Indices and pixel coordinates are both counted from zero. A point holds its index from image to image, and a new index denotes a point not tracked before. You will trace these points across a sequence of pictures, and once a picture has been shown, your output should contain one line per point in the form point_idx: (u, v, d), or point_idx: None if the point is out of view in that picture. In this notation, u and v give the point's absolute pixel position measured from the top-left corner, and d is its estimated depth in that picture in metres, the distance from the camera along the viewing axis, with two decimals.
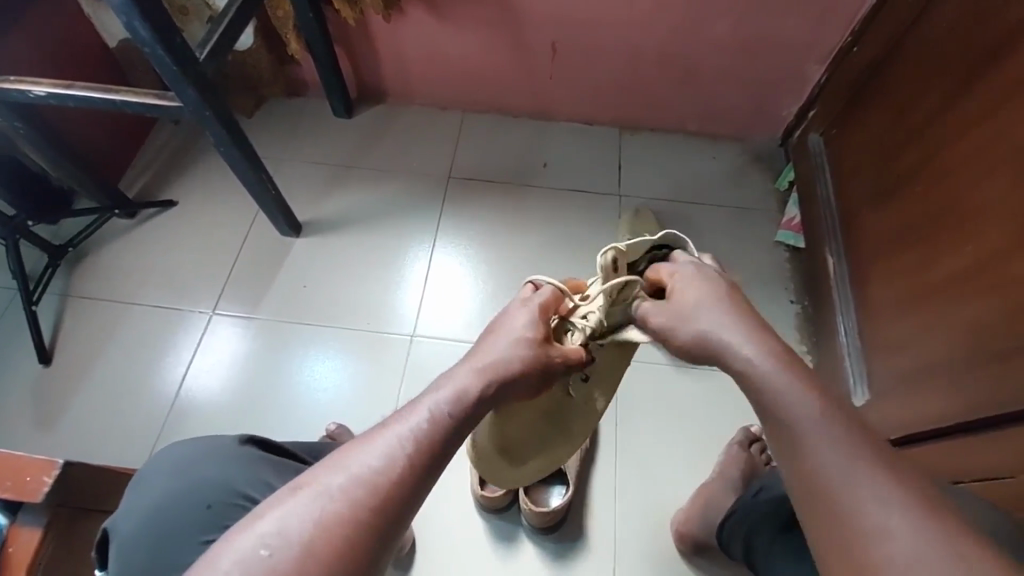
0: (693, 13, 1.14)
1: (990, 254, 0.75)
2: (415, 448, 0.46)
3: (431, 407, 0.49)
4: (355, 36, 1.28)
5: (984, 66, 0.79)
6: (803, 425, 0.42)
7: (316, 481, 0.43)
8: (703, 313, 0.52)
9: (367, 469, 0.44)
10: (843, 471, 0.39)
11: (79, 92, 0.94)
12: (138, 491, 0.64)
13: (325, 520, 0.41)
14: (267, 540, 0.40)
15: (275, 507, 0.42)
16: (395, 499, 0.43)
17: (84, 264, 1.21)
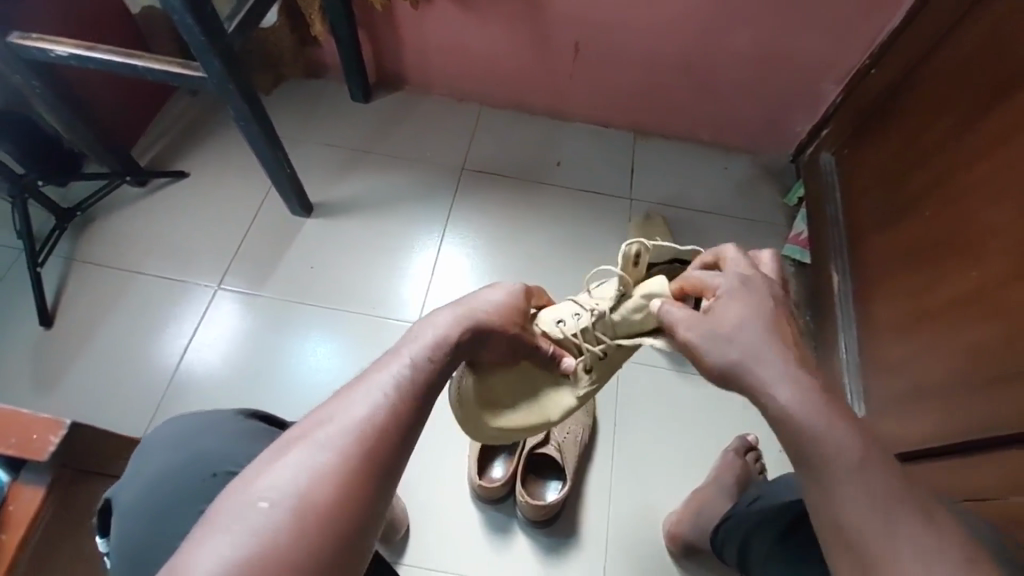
0: (717, 23, 1.16)
1: (994, 282, 0.77)
2: (396, 395, 0.49)
3: (408, 359, 0.52)
4: (379, 22, 1.29)
5: (998, 95, 0.81)
6: (834, 463, 0.47)
7: (306, 435, 0.45)
8: (737, 328, 0.54)
9: (354, 418, 0.46)
10: (865, 506, 0.46)
11: (101, 55, 0.93)
12: (142, 460, 0.65)
13: (320, 469, 0.43)
14: (268, 495, 0.42)
15: (269, 464, 0.44)
16: (385, 443, 0.46)
17: (91, 229, 1.21)
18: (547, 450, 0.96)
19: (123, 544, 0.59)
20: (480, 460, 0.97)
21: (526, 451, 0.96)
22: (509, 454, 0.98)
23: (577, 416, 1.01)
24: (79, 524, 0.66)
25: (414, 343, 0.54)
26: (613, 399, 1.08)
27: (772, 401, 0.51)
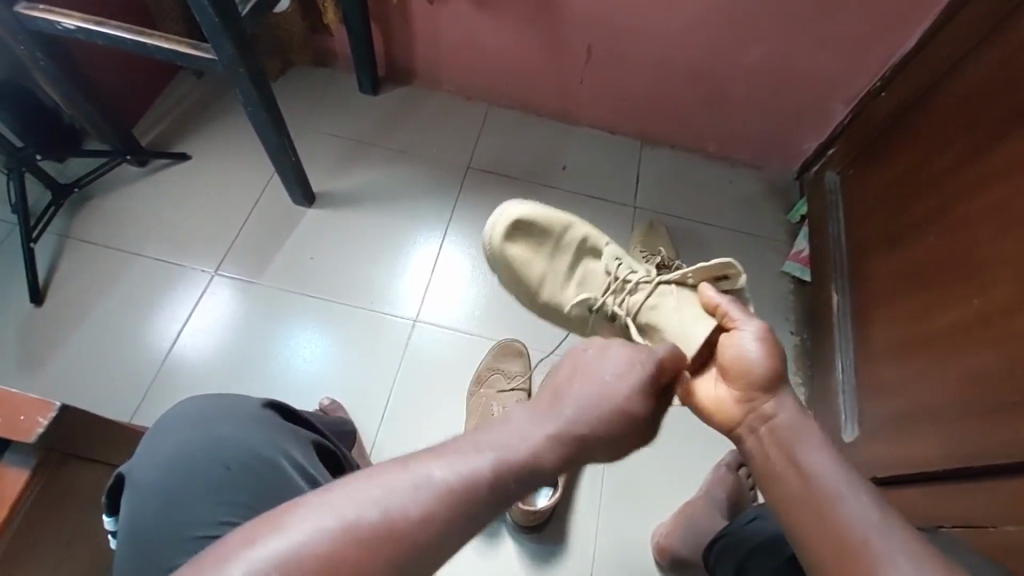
0: (732, 37, 1.16)
1: (996, 309, 0.77)
2: (456, 496, 0.42)
3: (487, 457, 0.44)
4: (393, 15, 1.28)
5: (1005, 127, 0.81)
6: (832, 492, 0.53)
7: (345, 505, 0.40)
8: (751, 348, 0.65)
9: (400, 505, 0.40)
10: (864, 522, 0.50)
11: (109, 31, 0.91)
12: (153, 442, 0.64)
13: (339, 556, 0.37)
14: (274, 560, 0.36)
15: (295, 521, 0.38)
16: (413, 549, 0.39)
17: (88, 207, 1.19)
18: None
19: (131, 526, 0.59)
20: None
21: None
22: None
23: None
24: (65, 510, 0.64)
25: (504, 436, 0.46)
26: None
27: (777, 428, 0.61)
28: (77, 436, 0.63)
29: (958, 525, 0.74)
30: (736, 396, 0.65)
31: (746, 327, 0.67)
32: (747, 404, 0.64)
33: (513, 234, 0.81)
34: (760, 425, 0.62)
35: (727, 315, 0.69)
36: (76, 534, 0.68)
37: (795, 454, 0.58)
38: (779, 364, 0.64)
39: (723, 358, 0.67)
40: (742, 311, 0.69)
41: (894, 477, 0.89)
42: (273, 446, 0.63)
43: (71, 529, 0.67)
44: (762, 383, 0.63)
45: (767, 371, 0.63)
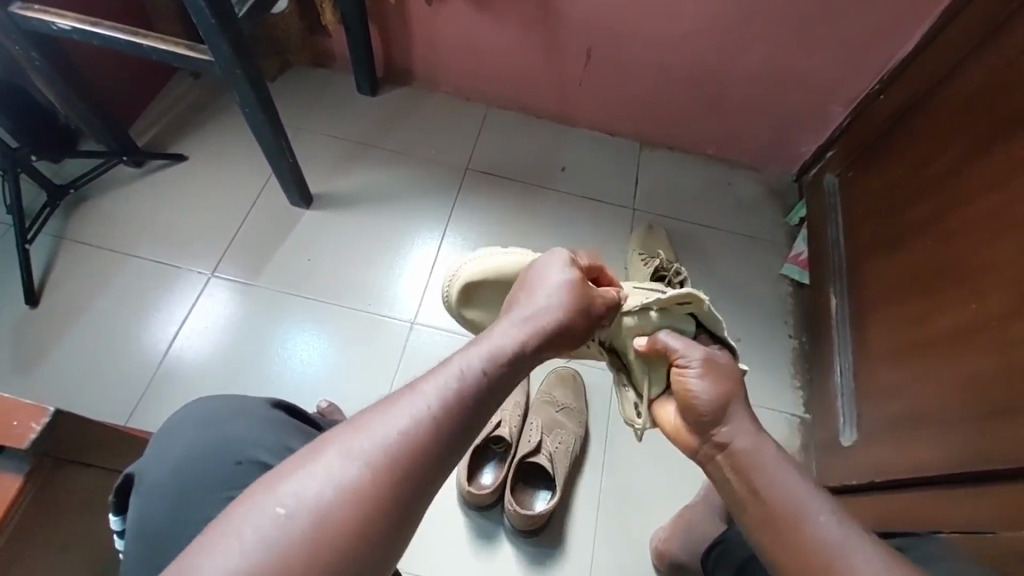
0: (730, 40, 1.15)
1: (994, 314, 0.77)
2: (444, 408, 0.46)
3: (465, 367, 0.49)
4: (391, 17, 1.27)
5: (1003, 132, 0.81)
6: (799, 511, 0.53)
7: (342, 440, 0.43)
8: (700, 385, 0.64)
9: (394, 430, 0.44)
10: (834, 539, 0.50)
11: (105, 31, 0.91)
12: (164, 442, 0.64)
13: (348, 485, 0.41)
14: (287, 501, 0.40)
15: (299, 465, 0.42)
16: (418, 466, 0.43)
17: (84, 207, 1.18)
18: (539, 460, 0.95)
19: (141, 524, 0.58)
20: (471, 465, 0.96)
21: (517, 459, 0.95)
22: (500, 461, 0.97)
23: (570, 427, 1.01)
24: (60, 515, 0.64)
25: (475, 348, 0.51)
26: (606, 409, 1.07)
27: (736, 453, 0.60)
28: (72, 441, 0.62)
29: (954, 531, 0.72)
30: (689, 427, 0.65)
31: (689, 362, 0.66)
32: (701, 435, 0.64)
33: (467, 297, 0.80)
34: (715, 453, 0.62)
35: (669, 351, 0.67)
36: (71, 539, 0.68)
37: (755, 481, 0.58)
38: (725, 393, 0.63)
39: (677, 395, 0.66)
40: (683, 343, 0.67)
41: (890, 480, 0.88)
42: (283, 446, 0.63)
43: (66, 534, 0.66)
44: (709, 416, 0.63)
45: (714, 405, 0.63)
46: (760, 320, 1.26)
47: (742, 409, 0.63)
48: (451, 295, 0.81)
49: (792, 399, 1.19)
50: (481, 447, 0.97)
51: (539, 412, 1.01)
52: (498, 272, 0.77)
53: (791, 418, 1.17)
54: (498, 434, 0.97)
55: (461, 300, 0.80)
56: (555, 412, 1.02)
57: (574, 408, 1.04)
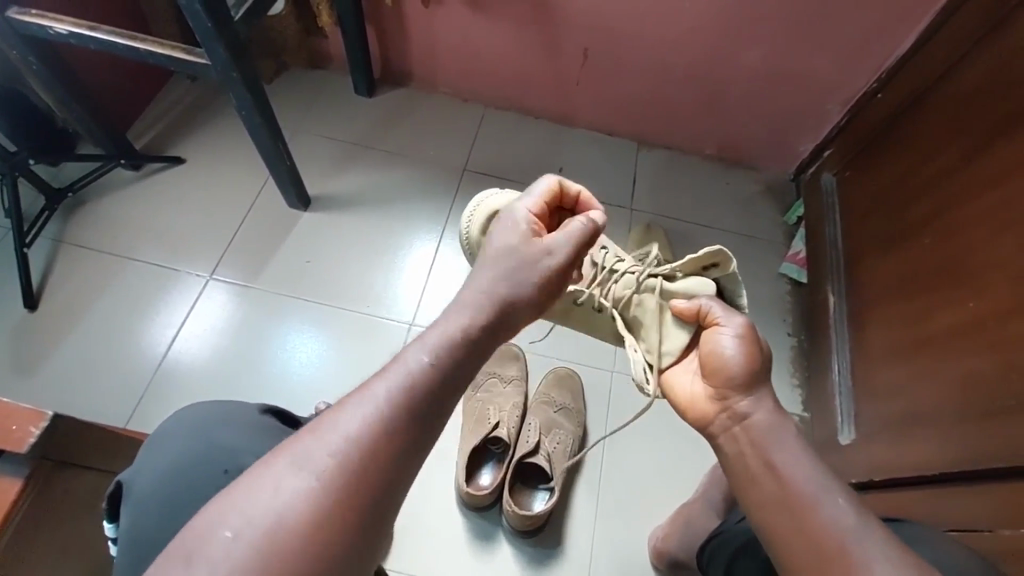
0: (728, 39, 1.15)
1: (991, 311, 0.77)
2: (394, 407, 0.46)
3: (413, 363, 0.49)
4: (388, 18, 1.27)
5: (1000, 131, 0.81)
6: (811, 496, 0.54)
7: (291, 452, 0.43)
8: (731, 349, 0.65)
9: (343, 436, 0.44)
10: (845, 526, 0.51)
11: (103, 35, 0.91)
12: (154, 452, 0.64)
13: (301, 496, 0.41)
14: (239, 521, 0.40)
15: (250, 481, 0.42)
16: (376, 467, 0.44)
17: (83, 211, 1.18)
18: (537, 460, 0.96)
19: (134, 532, 0.58)
20: (469, 466, 0.96)
21: (515, 459, 0.96)
22: (499, 461, 0.98)
23: (568, 426, 1.02)
24: (59, 519, 0.64)
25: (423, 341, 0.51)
26: (606, 408, 1.08)
27: (753, 433, 0.61)
28: (69, 444, 0.62)
29: (955, 529, 0.72)
30: (710, 393, 0.66)
31: (728, 323, 0.67)
32: (721, 402, 0.64)
33: (494, 224, 0.80)
34: (731, 424, 0.63)
35: (709, 312, 0.69)
36: (70, 544, 0.68)
37: (769, 455, 0.58)
38: (755, 363, 0.63)
39: (706, 352, 0.67)
40: (723, 307, 0.68)
41: (891, 479, 0.88)
42: (272, 452, 0.63)
43: (66, 538, 0.66)
44: (736, 383, 0.63)
45: (741, 371, 0.63)
46: (758, 319, 1.26)
47: (766, 386, 0.63)
48: (477, 223, 0.80)
49: (790, 397, 1.19)
50: (480, 446, 0.98)
51: (538, 412, 1.01)
52: None
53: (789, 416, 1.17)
54: (496, 435, 0.97)
55: (487, 225, 0.80)
56: (554, 412, 1.02)
57: (573, 408, 1.04)
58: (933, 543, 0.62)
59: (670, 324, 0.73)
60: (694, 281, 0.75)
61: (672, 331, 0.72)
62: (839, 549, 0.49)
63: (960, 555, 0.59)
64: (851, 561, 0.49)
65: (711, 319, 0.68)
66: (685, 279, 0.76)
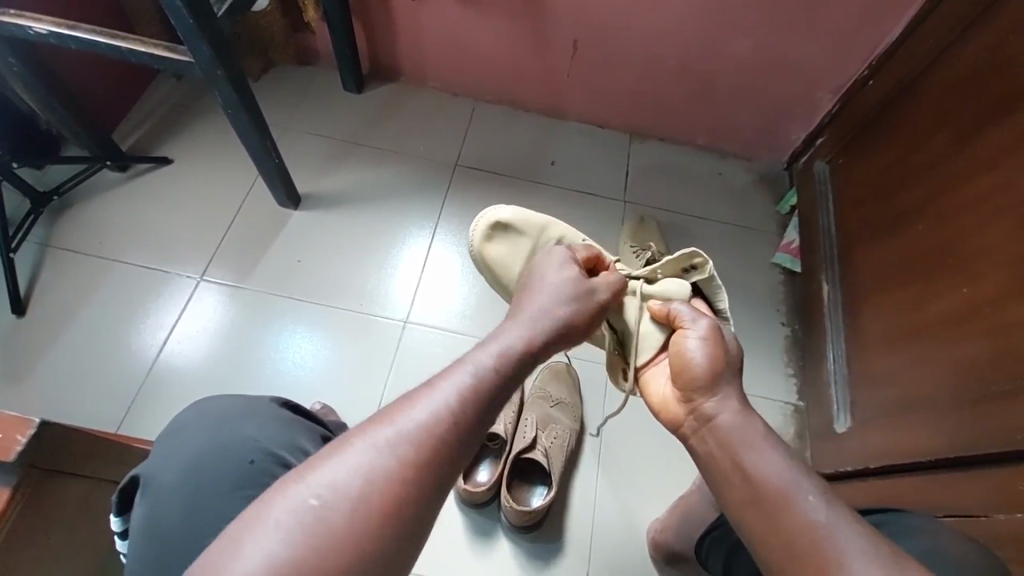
0: (718, 28, 1.14)
1: (986, 298, 0.77)
2: (459, 410, 0.46)
3: (477, 366, 0.50)
4: (375, 12, 1.26)
5: (994, 116, 0.80)
6: (786, 493, 0.52)
7: (364, 436, 0.43)
8: (696, 351, 0.65)
9: (414, 426, 0.44)
10: (823, 525, 0.49)
11: (83, 34, 0.89)
12: (171, 440, 0.63)
13: (371, 478, 0.41)
14: (316, 493, 0.40)
15: (324, 459, 0.42)
16: (434, 466, 0.43)
17: (69, 214, 1.17)
18: (534, 455, 0.95)
19: (149, 526, 0.58)
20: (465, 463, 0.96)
21: (511, 456, 0.95)
22: (495, 458, 0.97)
23: (564, 421, 1.01)
24: (48, 527, 0.63)
25: (488, 352, 0.52)
26: (599, 404, 1.07)
27: (727, 431, 0.60)
28: (58, 450, 0.61)
29: (949, 516, 0.72)
30: (678, 396, 0.66)
31: (694, 327, 0.67)
32: (688, 405, 0.65)
33: (493, 234, 0.81)
34: (699, 425, 0.63)
35: (677, 316, 0.69)
36: (63, 552, 0.67)
37: (739, 455, 0.57)
38: (719, 364, 0.63)
39: (675, 355, 0.67)
40: (692, 311, 0.69)
41: (886, 467, 0.88)
42: (294, 446, 0.63)
43: (57, 546, 0.66)
44: (700, 384, 0.63)
45: (704, 373, 0.63)
46: (752, 309, 1.26)
47: (730, 386, 0.63)
48: (476, 235, 0.81)
49: (785, 387, 1.19)
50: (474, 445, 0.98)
51: (534, 407, 1.01)
52: (527, 217, 0.80)
53: (785, 406, 1.17)
54: (492, 430, 0.97)
55: (487, 235, 0.80)
56: (550, 407, 1.02)
57: (569, 403, 1.04)
58: (929, 531, 0.62)
59: (644, 325, 0.74)
60: (673, 283, 0.77)
61: (645, 331, 0.73)
62: (815, 543, 0.48)
63: (955, 543, 0.59)
64: (826, 553, 0.47)
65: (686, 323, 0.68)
66: (664, 279, 0.78)
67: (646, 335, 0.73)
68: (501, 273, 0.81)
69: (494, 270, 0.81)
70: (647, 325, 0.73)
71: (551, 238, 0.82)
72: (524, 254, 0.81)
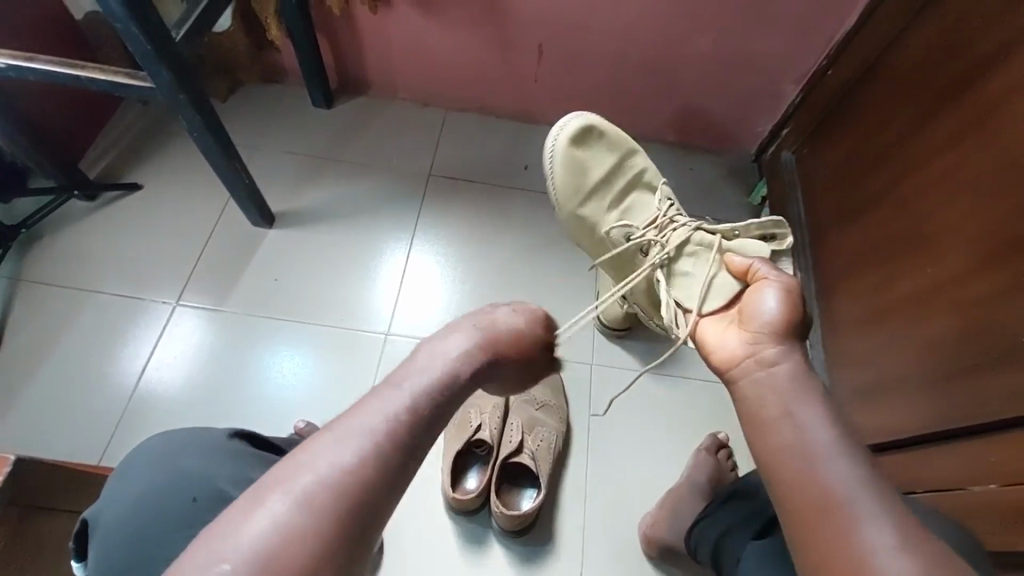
0: (679, 27, 1.17)
1: (949, 277, 0.79)
2: (387, 434, 0.44)
3: (400, 396, 0.47)
4: (339, 26, 1.26)
5: (949, 99, 0.83)
6: (810, 458, 0.53)
7: (280, 482, 0.41)
8: (773, 300, 0.67)
9: (336, 461, 0.42)
10: (840, 486, 0.50)
11: (40, 65, 0.88)
12: (122, 481, 0.63)
13: (288, 529, 0.38)
14: (230, 556, 0.37)
15: (243, 511, 0.39)
16: (359, 500, 0.41)
17: (38, 247, 1.15)
18: (522, 459, 0.96)
19: (102, 569, 0.58)
20: (453, 472, 0.96)
21: (499, 461, 0.96)
22: (483, 464, 0.98)
23: (551, 423, 1.02)
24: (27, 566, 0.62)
25: (414, 375, 0.49)
26: (586, 404, 1.08)
27: None
28: (34, 487, 0.61)
29: (947, 488, 0.74)
30: (744, 340, 0.66)
31: (775, 281, 0.70)
32: (751, 348, 0.65)
33: (585, 138, 0.94)
34: (756, 370, 0.62)
35: (757, 272, 0.73)
36: None
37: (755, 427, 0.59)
38: (795, 318, 0.65)
39: (751, 298, 0.69)
40: (772, 269, 0.72)
41: (885, 443, 0.88)
42: (239, 477, 0.61)
43: None
44: (772, 331, 0.64)
45: (776, 322, 0.64)
46: None
47: (798, 342, 0.63)
48: (565, 133, 0.92)
49: None
50: (463, 452, 0.98)
51: (520, 411, 1.02)
52: (618, 137, 0.96)
53: None
54: (479, 437, 0.97)
55: (579, 134, 0.93)
56: (536, 410, 1.02)
57: (554, 405, 1.04)
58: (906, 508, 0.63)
59: (715, 272, 0.79)
60: (752, 241, 0.83)
61: (713, 278, 0.78)
62: (834, 509, 0.48)
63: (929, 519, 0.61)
64: (845, 513, 0.48)
65: (766, 273, 0.72)
66: (743, 239, 0.84)
67: (712, 282, 0.78)
68: (576, 173, 0.92)
69: (573, 171, 0.92)
70: (714, 273, 0.78)
71: (632, 167, 0.97)
72: (602, 166, 0.94)
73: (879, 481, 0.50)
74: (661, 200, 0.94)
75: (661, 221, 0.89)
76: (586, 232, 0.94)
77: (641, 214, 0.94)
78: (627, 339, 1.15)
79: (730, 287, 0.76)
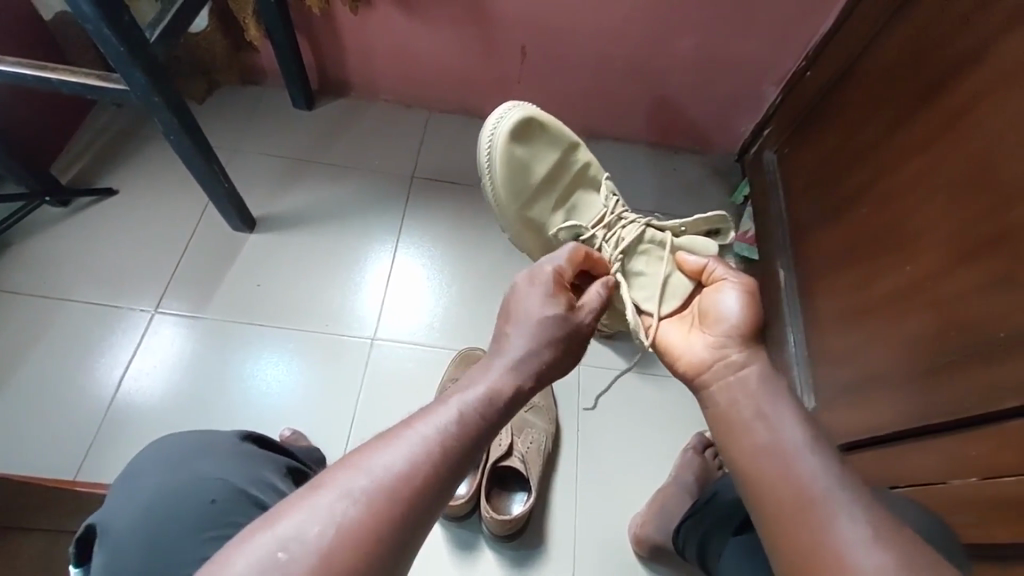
0: (661, 28, 1.17)
1: (924, 275, 0.81)
2: (439, 448, 0.46)
3: (460, 404, 0.49)
4: (319, 27, 1.24)
5: (922, 102, 0.85)
6: (784, 452, 0.53)
7: (334, 482, 0.42)
8: (734, 301, 0.69)
9: (388, 467, 0.43)
10: (811, 479, 0.50)
11: (7, 67, 0.85)
12: (125, 487, 0.61)
13: (346, 525, 0.40)
14: (282, 545, 0.38)
15: (296, 504, 0.41)
16: (411, 508, 0.42)
17: (9, 255, 1.12)
18: (512, 462, 0.95)
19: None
20: None
21: (489, 465, 0.95)
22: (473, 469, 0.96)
23: (540, 425, 1.02)
24: None
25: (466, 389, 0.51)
26: (574, 406, 1.08)
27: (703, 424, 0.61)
28: None
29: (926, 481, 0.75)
30: (708, 343, 0.67)
31: (732, 281, 0.72)
32: (718, 352, 0.65)
33: (524, 130, 0.88)
34: (726, 374, 0.62)
35: (712, 273, 0.75)
36: None
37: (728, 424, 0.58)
38: (755, 317, 0.67)
39: (710, 297, 0.72)
40: (727, 269, 0.75)
41: (862, 440, 0.90)
42: (259, 479, 0.62)
43: None
44: (738, 332, 0.65)
45: (739, 325, 0.66)
46: None
47: (759, 344, 0.65)
48: (505, 125, 0.86)
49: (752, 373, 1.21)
50: None
51: None
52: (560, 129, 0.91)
53: None
54: None
55: (519, 127, 0.87)
56: (525, 412, 1.02)
57: (543, 406, 1.04)
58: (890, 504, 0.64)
59: (669, 273, 0.81)
60: (700, 239, 0.88)
61: (669, 279, 0.80)
62: (810, 504, 0.49)
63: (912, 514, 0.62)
64: (818, 506, 0.48)
65: (720, 271, 0.75)
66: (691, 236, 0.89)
67: (667, 282, 0.80)
68: (518, 172, 0.87)
69: (513, 169, 0.87)
70: (670, 274, 0.80)
71: (575, 162, 0.93)
72: (544, 162, 0.90)
73: (844, 480, 0.50)
74: (607, 197, 0.93)
75: (609, 220, 0.88)
76: (532, 233, 0.91)
77: (586, 213, 0.93)
78: (615, 338, 1.15)
79: (683, 288, 0.78)
